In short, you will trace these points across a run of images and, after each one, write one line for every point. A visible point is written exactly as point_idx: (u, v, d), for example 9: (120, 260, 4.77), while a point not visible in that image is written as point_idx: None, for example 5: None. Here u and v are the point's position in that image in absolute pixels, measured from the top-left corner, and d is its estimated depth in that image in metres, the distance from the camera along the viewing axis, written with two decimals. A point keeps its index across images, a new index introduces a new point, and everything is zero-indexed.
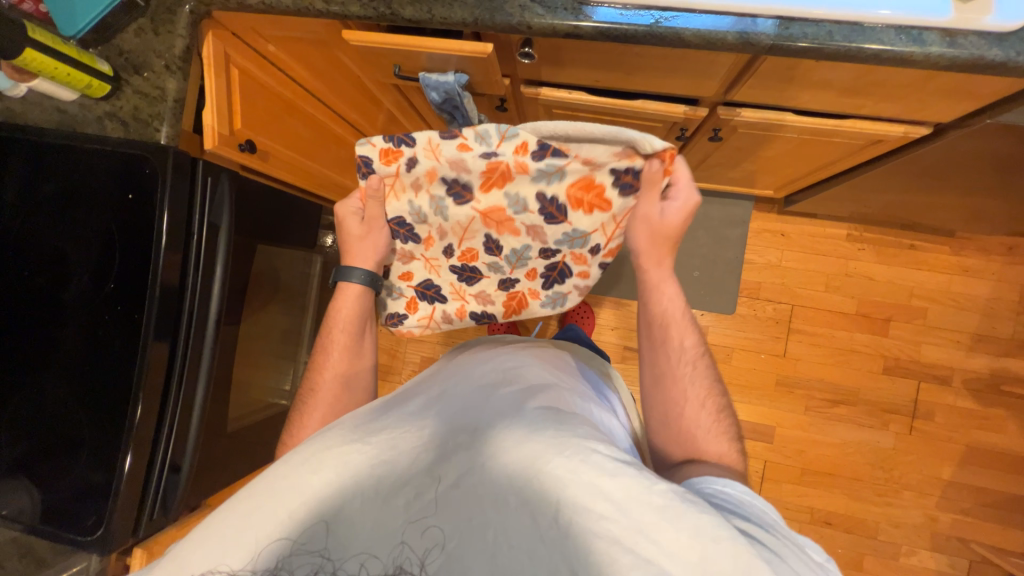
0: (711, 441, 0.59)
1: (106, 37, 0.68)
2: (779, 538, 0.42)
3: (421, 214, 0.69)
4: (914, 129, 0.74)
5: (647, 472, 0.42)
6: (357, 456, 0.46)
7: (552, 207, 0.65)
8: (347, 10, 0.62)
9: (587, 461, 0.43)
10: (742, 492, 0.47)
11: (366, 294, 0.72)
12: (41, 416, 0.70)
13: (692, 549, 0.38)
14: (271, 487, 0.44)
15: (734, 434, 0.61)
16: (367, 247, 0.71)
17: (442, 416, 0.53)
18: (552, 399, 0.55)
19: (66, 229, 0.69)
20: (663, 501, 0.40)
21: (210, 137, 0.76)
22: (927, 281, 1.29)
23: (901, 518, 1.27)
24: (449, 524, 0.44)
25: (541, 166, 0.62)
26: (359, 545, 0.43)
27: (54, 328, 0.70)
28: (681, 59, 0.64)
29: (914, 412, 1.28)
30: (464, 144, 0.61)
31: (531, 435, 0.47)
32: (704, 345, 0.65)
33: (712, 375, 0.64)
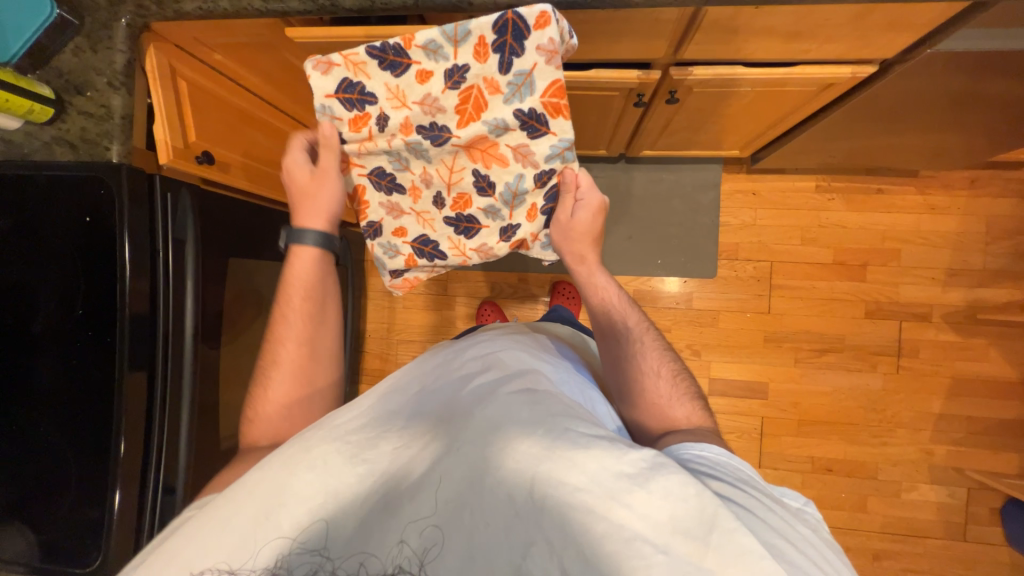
0: (677, 409, 0.63)
1: (42, 60, 0.65)
2: (748, 494, 0.44)
3: (403, 167, 0.65)
4: (862, 69, 0.76)
5: (620, 442, 0.43)
6: (336, 454, 0.46)
7: (528, 122, 0.58)
8: (286, 5, 0.61)
9: (562, 437, 0.43)
10: (721, 454, 0.50)
11: (324, 258, 0.71)
12: (25, 455, 0.68)
13: (663, 510, 0.39)
14: (253, 491, 0.44)
15: (695, 395, 0.66)
16: (316, 202, 0.67)
17: (422, 407, 0.52)
18: (529, 378, 0.53)
19: (27, 261, 0.68)
20: (634, 470, 0.41)
21: (165, 151, 0.76)
22: (898, 223, 1.31)
23: (898, 456, 1.31)
24: (436, 516, 0.43)
25: (509, 79, 0.56)
26: (343, 542, 0.42)
27: (27, 364, 0.68)
28: (626, 22, 0.65)
29: (900, 351, 1.31)
30: (422, 69, 0.57)
31: (508, 416, 0.46)
32: (647, 322, 0.72)
33: (663, 346, 0.70)
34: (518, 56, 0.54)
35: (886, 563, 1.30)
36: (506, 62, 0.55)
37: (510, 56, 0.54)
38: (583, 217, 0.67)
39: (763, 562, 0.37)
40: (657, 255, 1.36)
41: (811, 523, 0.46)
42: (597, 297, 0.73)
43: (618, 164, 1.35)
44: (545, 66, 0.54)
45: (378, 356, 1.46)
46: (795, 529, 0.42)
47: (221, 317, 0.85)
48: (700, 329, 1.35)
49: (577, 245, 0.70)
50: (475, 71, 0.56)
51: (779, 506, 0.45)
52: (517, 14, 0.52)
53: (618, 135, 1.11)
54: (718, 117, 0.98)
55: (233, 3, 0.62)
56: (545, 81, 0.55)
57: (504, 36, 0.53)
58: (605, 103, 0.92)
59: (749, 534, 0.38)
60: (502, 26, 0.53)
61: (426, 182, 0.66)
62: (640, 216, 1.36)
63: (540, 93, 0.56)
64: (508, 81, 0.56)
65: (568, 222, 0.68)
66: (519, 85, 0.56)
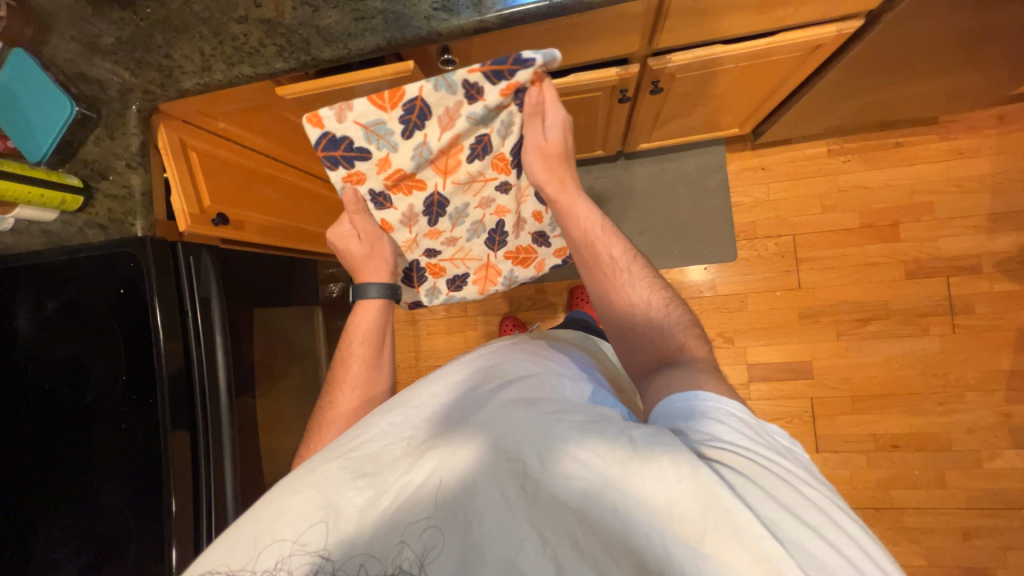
0: (673, 338, 0.59)
1: (70, 154, 0.72)
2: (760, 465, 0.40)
3: (479, 224, 0.77)
4: (847, 25, 0.74)
5: (615, 429, 0.42)
6: (339, 470, 0.46)
7: (416, 117, 0.61)
8: (272, 68, 0.66)
9: (554, 431, 0.44)
10: (712, 401, 0.46)
11: (384, 305, 0.76)
12: (91, 518, 0.73)
13: (657, 492, 0.37)
14: (261, 514, 0.44)
15: (691, 325, 0.61)
16: (375, 261, 0.74)
17: (421, 417, 0.52)
18: (528, 386, 0.54)
19: (77, 338, 0.73)
20: (627, 455, 0.40)
21: (183, 219, 0.82)
22: (925, 174, 1.24)
23: (971, 423, 1.20)
24: (439, 517, 0.42)
25: (375, 145, 0.64)
26: (348, 549, 0.42)
27: (85, 433, 0.73)
28: (594, 23, 0.66)
29: (952, 309, 1.22)
30: (388, 222, 0.72)
31: (503, 418, 0.47)
32: (634, 249, 0.68)
33: (652, 276, 0.66)
34: (354, 141, 0.63)
35: (979, 543, 1.19)
36: (358, 150, 0.64)
37: (353, 145, 0.63)
38: (554, 135, 0.65)
39: (761, 541, 0.34)
40: (672, 247, 1.33)
41: (840, 495, 0.43)
42: (577, 231, 0.68)
43: (618, 161, 1.35)
44: (354, 112, 0.61)
45: (409, 384, 1.48)
46: (798, 493, 0.38)
47: (254, 366, 0.89)
48: (729, 314, 1.31)
49: (551, 168, 0.67)
50: (377, 178, 0.67)
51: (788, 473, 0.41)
52: (319, 145, 0.63)
53: (611, 134, 1.11)
54: (709, 99, 0.97)
55: (226, 74, 0.67)
56: (371, 109, 0.61)
57: (335, 155, 0.64)
58: (591, 105, 0.92)
59: (746, 510, 0.35)
60: (333, 159, 0.64)
61: (488, 201, 0.74)
62: (648, 210, 1.34)
63: (382, 111, 0.61)
64: (373, 146, 0.64)
65: (543, 146, 0.66)
66: (379, 142, 0.63)
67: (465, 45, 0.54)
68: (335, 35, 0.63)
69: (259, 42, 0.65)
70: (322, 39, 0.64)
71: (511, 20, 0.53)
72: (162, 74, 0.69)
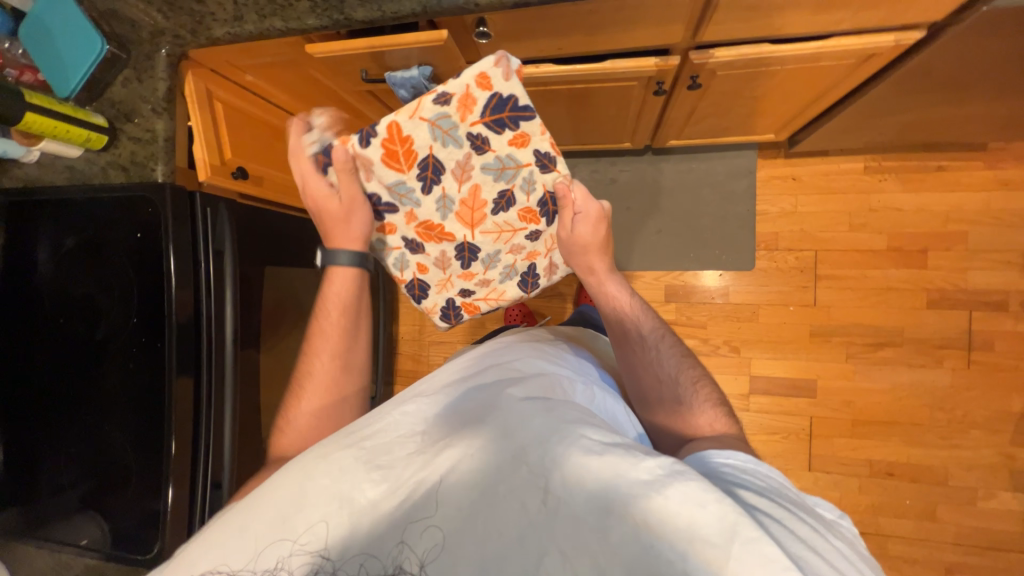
0: (698, 412, 0.62)
1: (98, 93, 0.72)
2: (788, 512, 0.42)
3: (512, 268, 0.75)
4: (906, 36, 0.70)
5: (635, 449, 0.43)
6: (352, 461, 0.46)
7: (432, 173, 0.64)
8: (304, 23, 0.64)
9: (574, 444, 0.43)
10: (749, 462, 0.48)
11: (353, 272, 0.70)
12: (95, 451, 0.76)
13: (679, 515, 0.38)
14: (268, 500, 0.44)
15: (718, 400, 0.63)
16: (350, 228, 0.67)
17: (434, 413, 0.52)
18: (544, 387, 0.55)
19: (92, 276, 0.75)
20: (649, 477, 0.40)
21: (203, 169, 0.82)
22: (963, 202, 1.19)
23: (971, 460, 1.18)
24: (449, 519, 0.42)
25: (401, 198, 0.66)
26: (355, 546, 0.42)
27: (94, 370, 0.75)
28: (638, 9, 0.63)
29: (970, 344, 1.19)
30: (423, 265, 0.74)
31: (523, 424, 0.47)
32: (662, 325, 0.70)
33: (680, 351, 0.68)
34: (381, 198, 0.66)
35: None
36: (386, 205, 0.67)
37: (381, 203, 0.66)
38: (588, 228, 0.69)
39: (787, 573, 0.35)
40: (689, 249, 1.31)
41: (840, 530, 0.45)
42: (610, 308, 0.71)
43: (645, 155, 1.31)
44: (376, 175, 0.63)
45: (411, 358, 1.50)
46: (828, 544, 0.40)
47: (261, 323, 0.90)
48: (738, 324, 1.29)
49: (584, 257, 0.70)
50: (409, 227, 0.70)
51: (811, 520, 0.42)
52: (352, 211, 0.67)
53: (641, 127, 1.08)
54: (749, 100, 0.93)
55: (258, 26, 0.66)
56: (389, 173, 0.63)
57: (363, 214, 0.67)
58: (624, 95, 0.89)
59: (773, 543, 0.36)
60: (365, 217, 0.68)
61: (519, 246, 0.73)
62: (670, 209, 1.31)
63: (400, 169, 0.63)
64: (399, 199, 0.66)
65: (577, 238, 0.69)
66: (402, 201, 0.67)
67: (469, 101, 0.59)
68: None
69: None
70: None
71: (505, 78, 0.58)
72: (194, 19, 0.68)
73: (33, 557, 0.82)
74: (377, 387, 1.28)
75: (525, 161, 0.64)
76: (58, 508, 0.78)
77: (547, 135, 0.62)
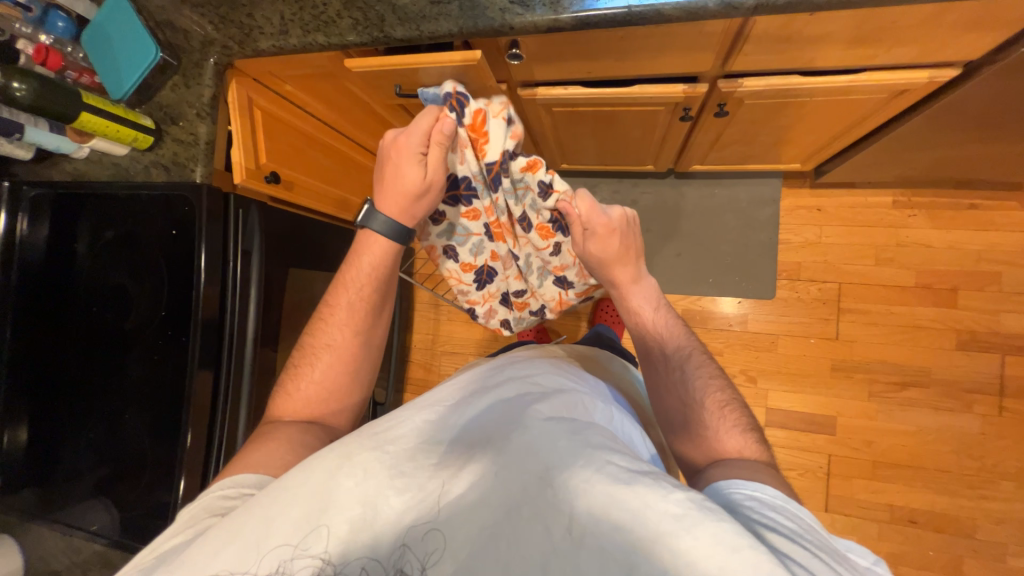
0: (726, 436, 0.58)
1: (148, 96, 0.77)
2: (822, 561, 0.39)
3: (544, 270, 0.77)
4: (941, 73, 0.69)
5: (664, 481, 0.41)
6: (375, 465, 0.47)
7: (493, 178, 0.63)
8: (345, 40, 0.67)
9: (602, 471, 0.43)
10: (777, 497, 0.46)
11: (391, 250, 0.66)
12: (113, 439, 0.78)
13: (711, 557, 0.37)
14: (282, 499, 0.44)
15: (750, 425, 0.59)
16: (403, 195, 0.61)
17: (456, 425, 0.53)
18: (569, 406, 0.54)
19: (126, 269, 0.78)
20: (679, 511, 0.39)
21: (240, 171, 0.85)
22: (997, 242, 1.16)
23: (1002, 514, 1.12)
24: (466, 532, 0.44)
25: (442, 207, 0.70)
26: (373, 549, 0.44)
27: (121, 358, 0.78)
28: (669, 37, 0.64)
29: (1002, 390, 1.14)
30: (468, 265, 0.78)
31: (549, 445, 0.47)
32: (694, 343, 0.67)
33: (714, 371, 0.64)
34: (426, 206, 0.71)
35: None
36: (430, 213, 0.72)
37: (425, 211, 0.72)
38: (598, 248, 0.64)
39: None
40: (708, 274, 1.29)
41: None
42: (636, 325, 0.69)
43: (667, 178, 1.31)
44: None
45: (422, 366, 1.50)
46: None
47: (280, 323, 0.92)
48: (756, 353, 1.26)
49: (606, 273, 0.66)
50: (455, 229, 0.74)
51: (847, 571, 0.40)
52: None
53: (665, 151, 1.08)
54: (776, 129, 0.93)
55: (301, 41, 0.69)
56: (474, 159, 0.63)
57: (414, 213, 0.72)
58: (650, 119, 0.90)
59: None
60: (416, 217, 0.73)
61: (547, 258, 0.74)
62: (691, 233, 1.31)
63: None
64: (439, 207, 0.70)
65: (590, 259, 0.66)
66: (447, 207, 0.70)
67: (482, 124, 0.59)
68: (411, 15, 0.64)
69: (336, 14, 0.67)
70: (396, 18, 0.65)
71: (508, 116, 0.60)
72: (242, 32, 0.72)
73: (44, 539, 0.84)
74: (387, 393, 1.29)
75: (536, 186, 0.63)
76: (73, 492, 0.80)
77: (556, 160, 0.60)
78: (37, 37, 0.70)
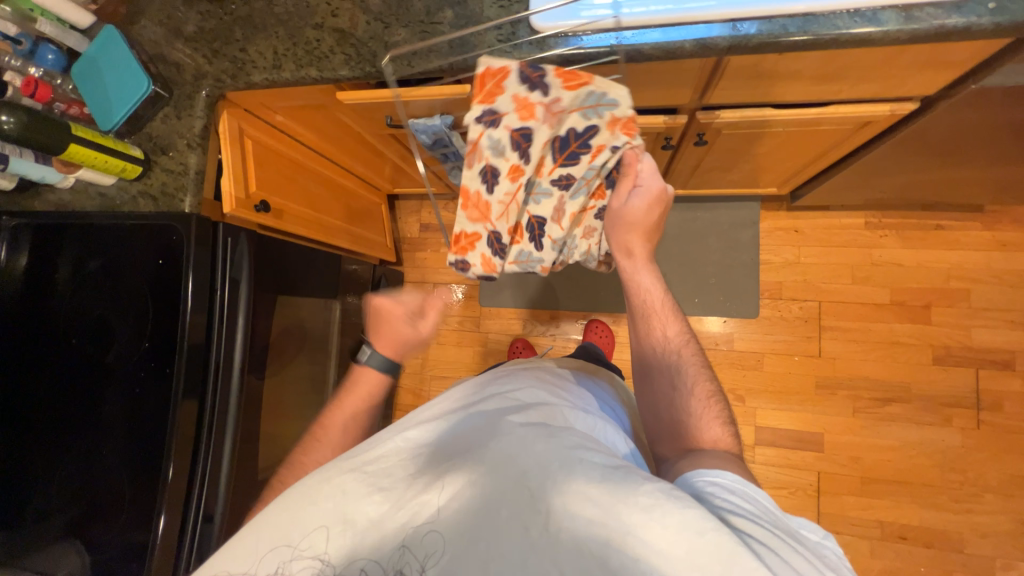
0: (703, 426, 0.59)
1: (138, 127, 0.77)
2: (777, 538, 0.40)
3: (589, 252, 0.73)
4: (901, 106, 0.74)
5: (636, 475, 0.42)
6: (354, 482, 0.46)
7: (536, 226, 0.66)
8: (337, 74, 0.69)
9: (576, 468, 0.44)
10: (735, 481, 0.47)
11: (384, 380, 0.71)
12: (87, 474, 0.75)
13: (678, 544, 0.38)
14: (277, 511, 0.45)
15: (728, 418, 0.60)
16: (388, 334, 0.71)
17: (436, 437, 0.52)
18: (546, 415, 0.54)
19: (108, 298, 0.77)
20: (649, 502, 0.39)
21: (229, 201, 0.84)
22: (963, 261, 1.21)
23: (987, 526, 1.14)
24: (446, 530, 0.44)
25: (518, 265, 0.67)
26: (357, 555, 0.44)
27: (98, 391, 0.75)
28: (649, 73, 0.68)
29: (979, 403, 1.18)
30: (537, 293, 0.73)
31: (524, 449, 0.47)
32: (688, 333, 0.67)
33: (702, 363, 0.65)
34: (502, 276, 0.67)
35: None
36: (512, 276, 0.69)
37: (507, 281, 0.68)
38: (634, 209, 0.64)
39: None
40: (694, 294, 1.32)
41: (832, 562, 0.42)
42: (639, 300, 0.67)
43: None
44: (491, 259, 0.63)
45: (411, 391, 1.48)
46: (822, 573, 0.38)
47: (267, 350, 0.90)
48: (742, 371, 1.28)
49: (625, 236, 0.66)
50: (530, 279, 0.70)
51: (803, 548, 0.41)
52: None
53: None
54: (752, 157, 0.97)
55: (294, 74, 0.71)
56: (512, 249, 0.66)
57: None
58: None
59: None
60: None
61: (591, 227, 0.70)
62: (675, 254, 1.34)
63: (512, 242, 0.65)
64: (517, 265, 0.68)
65: (624, 215, 0.64)
66: (525, 264, 0.68)
67: (528, 108, 0.53)
68: (403, 51, 0.67)
69: (329, 49, 0.69)
70: (388, 54, 0.67)
71: (562, 114, 0.56)
72: (235, 66, 0.73)
73: None
74: None
75: (596, 148, 0.60)
76: (41, 535, 0.75)
77: (611, 117, 0.56)
78: (26, 69, 0.71)
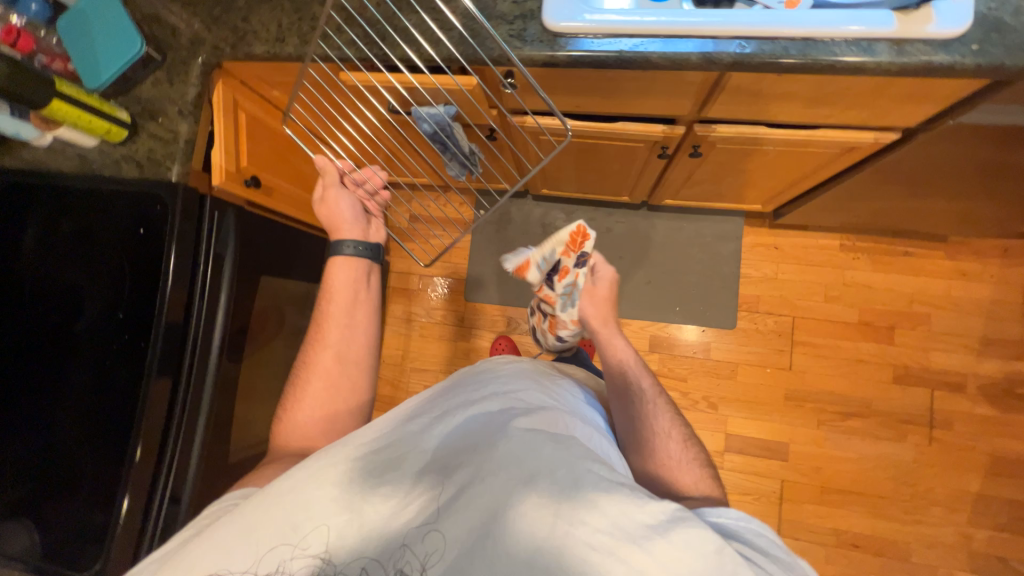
0: (684, 472, 0.61)
1: (126, 90, 0.74)
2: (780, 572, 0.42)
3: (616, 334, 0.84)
4: (884, 135, 0.78)
5: (641, 493, 0.43)
6: (359, 475, 0.46)
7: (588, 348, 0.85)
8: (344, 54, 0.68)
9: (583, 480, 0.43)
10: (740, 519, 0.47)
11: (359, 268, 0.73)
12: (45, 450, 0.71)
13: (681, 563, 0.39)
14: (275, 503, 0.45)
15: (704, 461, 0.63)
16: (336, 217, 0.74)
17: (439, 431, 0.51)
18: (550, 421, 0.52)
19: (82, 267, 0.74)
20: (654, 521, 0.41)
21: (218, 173, 0.81)
22: (925, 287, 1.29)
23: (933, 537, 1.21)
24: (449, 530, 0.43)
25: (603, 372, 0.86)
26: (358, 550, 0.44)
27: (64, 363, 0.72)
28: (652, 82, 0.69)
29: (931, 421, 1.25)
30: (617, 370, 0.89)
31: (530, 451, 0.46)
32: (658, 386, 0.71)
33: (674, 414, 0.68)
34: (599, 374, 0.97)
35: None
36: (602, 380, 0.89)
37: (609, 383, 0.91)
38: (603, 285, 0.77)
39: None
40: (675, 302, 1.35)
41: None
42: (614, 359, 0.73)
43: (640, 211, 1.38)
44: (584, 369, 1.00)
45: (389, 383, 1.46)
46: None
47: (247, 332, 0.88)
48: (716, 380, 1.32)
49: (600, 310, 0.77)
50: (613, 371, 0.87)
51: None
52: None
53: (641, 184, 1.14)
54: (741, 172, 1.01)
55: (297, 49, 0.69)
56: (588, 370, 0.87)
57: None
58: (630, 154, 0.96)
59: None
60: None
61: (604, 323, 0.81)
62: (660, 262, 1.37)
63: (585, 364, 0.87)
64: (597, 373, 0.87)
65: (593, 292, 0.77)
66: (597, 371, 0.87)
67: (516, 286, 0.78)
68: (412, 36, 0.66)
69: (337, 28, 0.68)
70: (397, 37, 0.67)
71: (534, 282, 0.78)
72: (236, 35, 0.71)
73: None
74: None
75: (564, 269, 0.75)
76: None
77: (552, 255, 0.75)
78: (8, 15, 0.68)
